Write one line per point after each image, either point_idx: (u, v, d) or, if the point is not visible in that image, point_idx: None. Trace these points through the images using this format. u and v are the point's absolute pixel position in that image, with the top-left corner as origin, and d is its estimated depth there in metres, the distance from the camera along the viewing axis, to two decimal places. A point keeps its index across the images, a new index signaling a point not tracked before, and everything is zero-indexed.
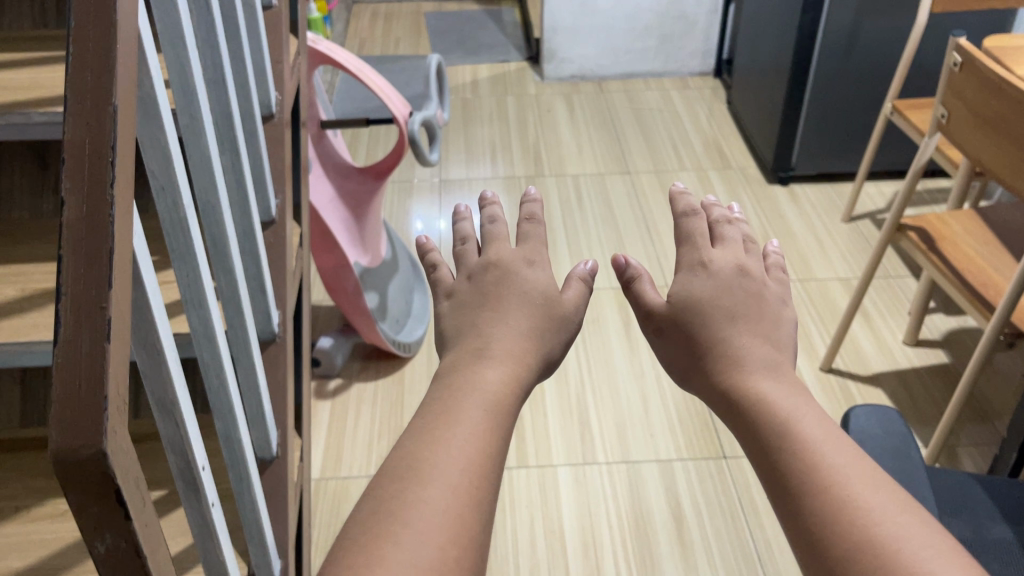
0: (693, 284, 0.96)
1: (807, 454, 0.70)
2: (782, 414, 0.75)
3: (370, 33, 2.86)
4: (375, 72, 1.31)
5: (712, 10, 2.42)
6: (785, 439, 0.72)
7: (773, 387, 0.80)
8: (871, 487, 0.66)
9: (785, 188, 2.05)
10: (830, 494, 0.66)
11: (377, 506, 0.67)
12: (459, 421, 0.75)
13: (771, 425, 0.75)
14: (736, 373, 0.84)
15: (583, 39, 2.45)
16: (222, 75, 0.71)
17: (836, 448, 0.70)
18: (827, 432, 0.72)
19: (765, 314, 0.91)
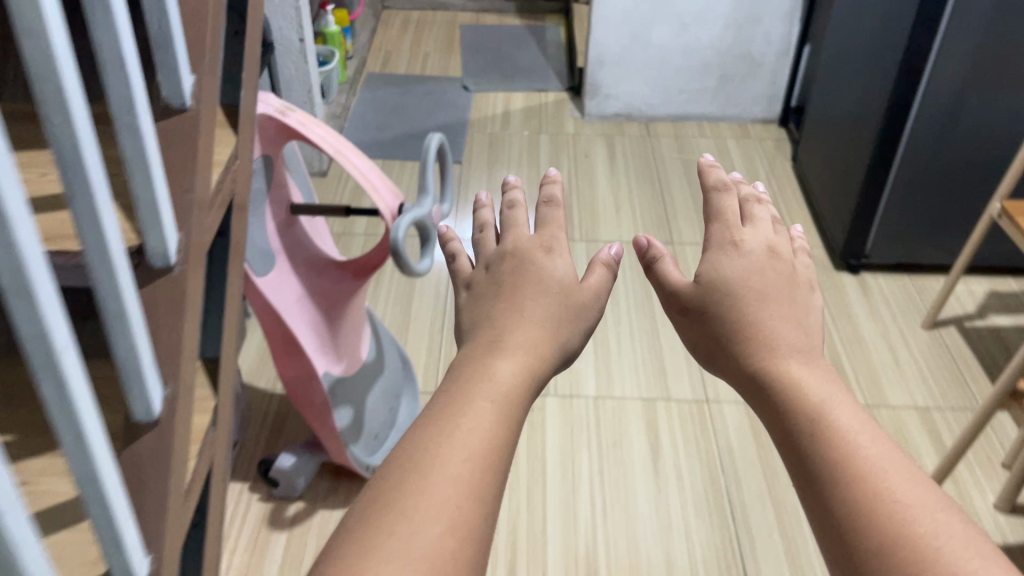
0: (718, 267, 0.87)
1: (842, 445, 0.62)
2: (813, 400, 0.67)
3: (395, 45, 2.58)
4: (359, 151, 1.04)
5: (783, 52, 2.11)
6: (816, 425, 0.65)
7: (805, 368, 0.72)
8: (906, 479, 0.59)
9: (855, 277, 1.75)
10: (861, 481, 0.59)
11: (378, 500, 0.57)
12: (468, 411, 0.65)
13: (801, 411, 0.67)
14: (769, 352, 0.75)
15: (633, 73, 2.15)
16: (31, 281, 0.41)
17: (868, 434, 0.63)
18: (860, 417, 0.65)
19: (798, 302, 0.82)
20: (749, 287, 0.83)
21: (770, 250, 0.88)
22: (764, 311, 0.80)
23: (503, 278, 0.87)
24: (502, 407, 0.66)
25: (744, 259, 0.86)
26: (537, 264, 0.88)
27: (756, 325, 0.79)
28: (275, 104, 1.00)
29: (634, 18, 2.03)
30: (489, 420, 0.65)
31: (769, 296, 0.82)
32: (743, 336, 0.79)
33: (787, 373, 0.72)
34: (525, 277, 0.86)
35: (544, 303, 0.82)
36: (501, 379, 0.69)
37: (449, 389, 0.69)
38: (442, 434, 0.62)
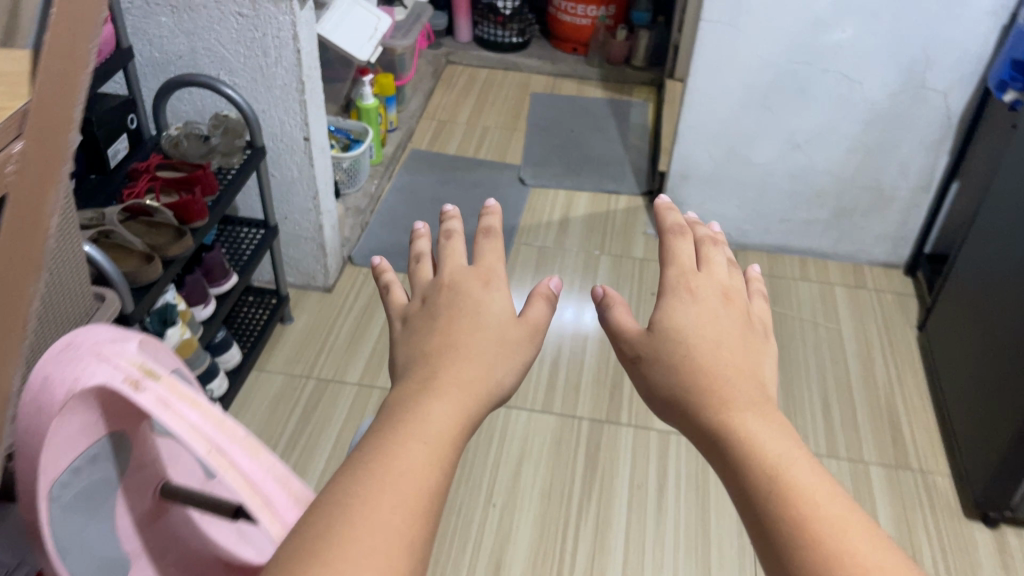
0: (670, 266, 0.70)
1: (806, 523, 0.43)
2: (764, 443, 0.49)
3: (450, 113, 2.21)
4: (250, 444, 0.56)
5: (922, 186, 1.66)
6: (779, 489, 0.45)
7: (764, 418, 0.51)
8: (876, 543, 0.42)
9: (991, 533, 1.29)
10: (827, 574, 0.41)
11: (299, 541, 0.41)
12: (403, 450, 0.47)
13: (757, 469, 0.47)
14: (719, 399, 0.53)
15: (727, 193, 1.74)
16: None
17: (824, 488, 0.45)
18: (827, 482, 0.46)
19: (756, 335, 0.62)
20: (703, 331, 0.59)
21: (724, 293, 0.65)
22: (743, 356, 0.58)
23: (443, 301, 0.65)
24: (440, 445, 0.48)
25: (700, 303, 0.61)
26: (481, 290, 0.65)
27: (723, 354, 0.57)
28: (129, 363, 0.52)
29: (734, 131, 1.65)
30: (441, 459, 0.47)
31: (734, 332, 0.60)
32: (683, 369, 0.56)
33: (740, 424, 0.51)
34: (476, 303, 0.63)
35: (483, 341, 0.59)
36: (435, 422, 0.50)
37: (390, 411, 0.50)
38: (386, 475, 0.44)
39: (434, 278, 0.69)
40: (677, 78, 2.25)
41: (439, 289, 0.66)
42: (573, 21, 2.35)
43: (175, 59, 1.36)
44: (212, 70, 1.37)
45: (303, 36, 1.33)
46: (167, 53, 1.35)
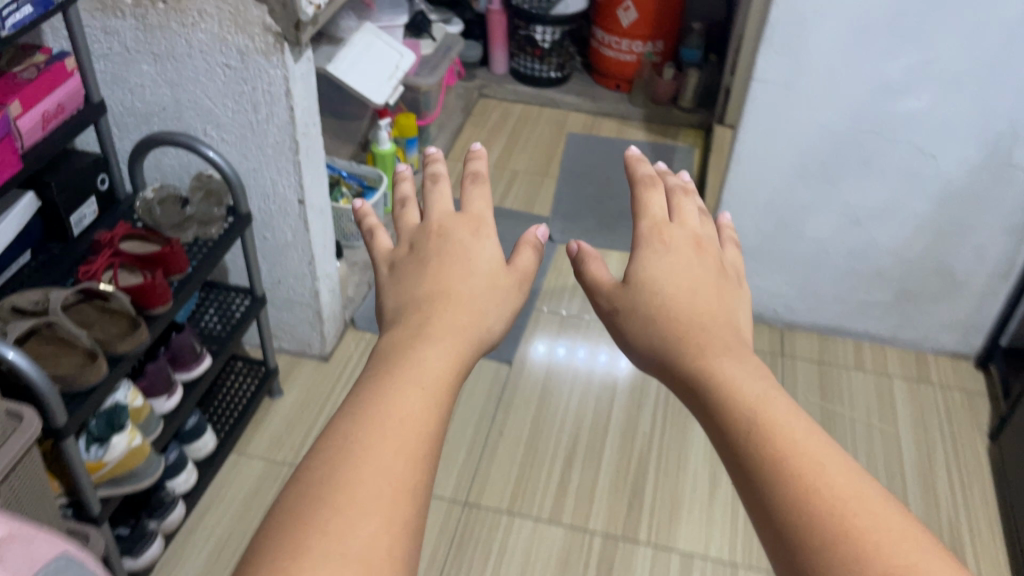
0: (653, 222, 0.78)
1: (785, 451, 0.51)
2: (744, 391, 0.56)
3: (479, 154, 2.05)
4: None
5: (1001, 274, 1.45)
6: (758, 418, 0.54)
7: (737, 364, 0.60)
8: (843, 472, 0.51)
9: None
10: (801, 484, 0.50)
11: None
12: (400, 397, 0.54)
13: (735, 404, 0.56)
14: (696, 350, 0.63)
15: (775, 268, 1.56)
16: None
17: (797, 425, 0.53)
18: (802, 418, 0.54)
19: (729, 296, 0.70)
20: (679, 289, 0.69)
21: (694, 250, 0.74)
22: (715, 311, 0.68)
23: (431, 255, 0.73)
24: (430, 394, 0.55)
25: (676, 252, 0.74)
26: (468, 246, 0.75)
27: (698, 312, 0.67)
28: None
29: (785, 202, 1.46)
30: (427, 403, 0.55)
31: (705, 287, 0.70)
32: (666, 317, 0.67)
33: (719, 375, 0.59)
34: (465, 257, 0.73)
35: (474, 290, 0.72)
36: (429, 367, 0.58)
37: (395, 366, 0.57)
38: (381, 421, 0.53)
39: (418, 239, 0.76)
40: (726, 123, 2.06)
41: (429, 241, 0.75)
42: (617, 57, 2.18)
43: (158, 110, 1.22)
44: (198, 124, 1.23)
45: (296, 90, 1.18)
46: (150, 105, 1.22)
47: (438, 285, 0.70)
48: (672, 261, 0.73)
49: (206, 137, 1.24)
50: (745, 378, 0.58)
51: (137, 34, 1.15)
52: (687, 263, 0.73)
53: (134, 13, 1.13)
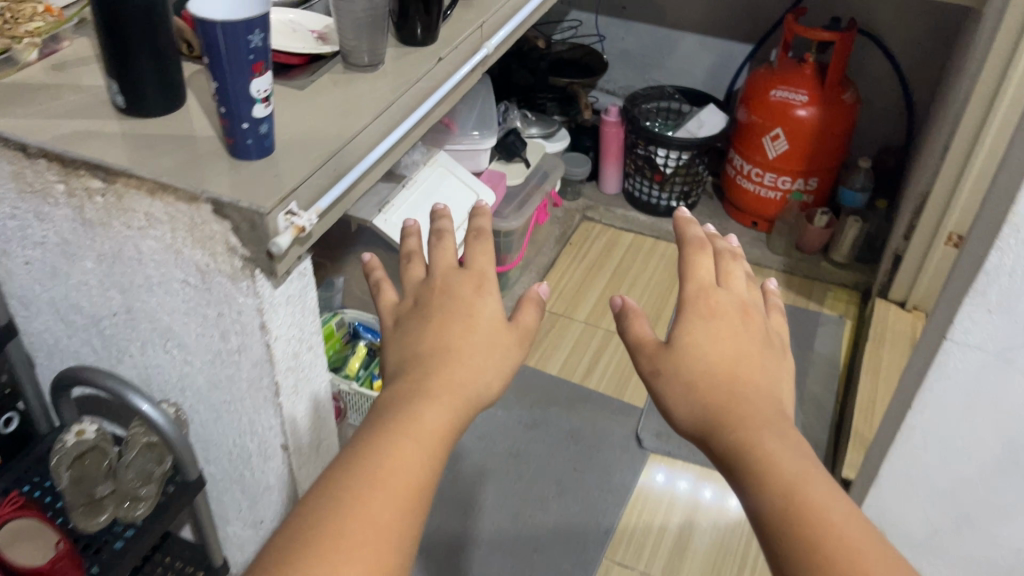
0: (698, 265, 0.71)
1: (822, 532, 0.51)
2: (784, 469, 0.54)
3: (570, 304, 1.67)
4: None
5: None
6: (790, 494, 0.53)
7: (778, 438, 0.57)
8: (885, 568, 0.50)
9: None
10: None
11: None
12: (394, 450, 0.56)
13: (768, 483, 0.54)
14: (728, 417, 0.59)
15: (949, 568, 1.10)
16: None
17: (837, 511, 0.52)
18: (837, 494, 0.54)
19: (771, 353, 0.65)
20: (721, 350, 0.63)
21: (743, 310, 0.67)
22: (762, 375, 0.63)
23: (433, 307, 0.67)
24: (427, 450, 0.57)
25: (716, 320, 0.65)
26: (476, 296, 0.68)
27: (739, 372, 0.62)
28: None
29: (977, 496, 1.01)
30: (421, 449, 0.57)
31: (753, 349, 0.64)
32: (703, 379, 0.61)
33: (751, 451, 0.56)
34: (470, 312, 0.66)
35: (472, 349, 0.63)
36: (430, 422, 0.58)
37: (399, 415, 0.58)
38: (376, 470, 0.54)
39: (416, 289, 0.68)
40: (891, 298, 1.60)
41: (434, 293, 0.68)
42: (757, 190, 1.76)
43: (108, 315, 0.92)
44: (156, 340, 0.91)
45: (277, 320, 0.84)
46: (99, 307, 0.92)
47: (442, 340, 0.64)
48: (717, 303, 0.67)
49: (166, 354, 0.92)
50: (780, 449, 0.56)
51: (75, 226, 0.85)
52: (729, 311, 0.67)
53: (69, 203, 0.82)
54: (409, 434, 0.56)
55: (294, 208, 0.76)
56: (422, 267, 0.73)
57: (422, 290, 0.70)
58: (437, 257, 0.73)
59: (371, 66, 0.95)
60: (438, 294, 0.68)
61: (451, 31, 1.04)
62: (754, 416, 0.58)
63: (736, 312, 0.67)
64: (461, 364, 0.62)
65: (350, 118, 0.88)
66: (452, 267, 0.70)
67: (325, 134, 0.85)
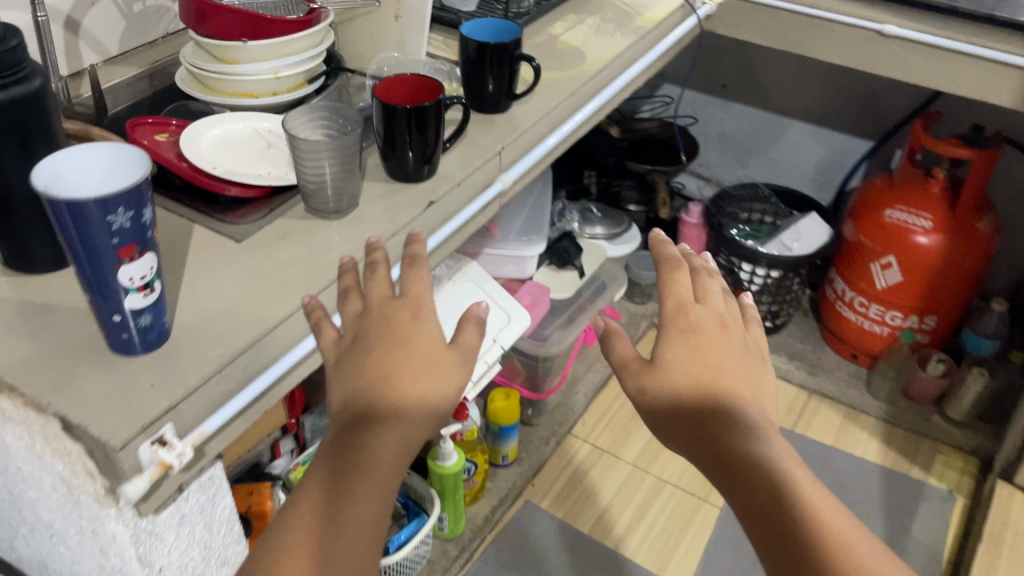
0: (681, 284, 0.69)
1: (796, 524, 0.52)
2: (776, 474, 0.54)
3: (619, 437, 1.42)
4: None
5: None
6: (769, 491, 0.54)
7: (766, 445, 0.57)
8: (877, 563, 0.52)
9: None
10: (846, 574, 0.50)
11: None
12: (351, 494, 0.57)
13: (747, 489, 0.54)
14: (708, 423, 0.58)
15: None
16: None
17: (831, 508, 0.53)
18: (826, 493, 0.54)
19: (761, 371, 0.63)
20: (706, 366, 0.61)
21: (722, 323, 0.65)
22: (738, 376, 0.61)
23: (377, 338, 0.63)
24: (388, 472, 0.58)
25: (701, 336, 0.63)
26: (412, 324, 0.63)
27: (716, 376, 0.61)
28: None
29: None
30: (377, 484, 0.57)
31: (728, 350, 0.63)
32: (685, 386, 0.61)
33: (725, 465, 0.56)
34: (408, 341, 0.62)
35: (430, 372, 0.62)
36: (384, 448, 0.58)
37: (346, 454, 0.58)
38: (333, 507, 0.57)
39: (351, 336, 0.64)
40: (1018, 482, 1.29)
41: (373, 330, 0.64)
42: (859, 322, 1.47)
43: None
44: (42, 531, 0.74)
45: (164, 549, 0.65)
46: None
47: (381, 372, 0.61)
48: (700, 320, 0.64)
49: (55, 548, 0.74)
50: (769, 453, 0.56)
51: None
52: (714, 337, 0.64)
53: None
54: (356, 466, 0.57)
55: (166, 433, 0.57)
56: (358, 301, 0.67)
57: (363, 322, 0.65)
58: (371, 288, 0.67)
59: (337, 212, 0.76)
60: (377, 326, 0.63)
61: (455, 165, 0.84)
62: (744, 423, 0.58)
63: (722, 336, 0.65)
64: (403, 391, 0.60)
65: (284, 290, 0.68)
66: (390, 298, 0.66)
67: (245, 315, 0.65)
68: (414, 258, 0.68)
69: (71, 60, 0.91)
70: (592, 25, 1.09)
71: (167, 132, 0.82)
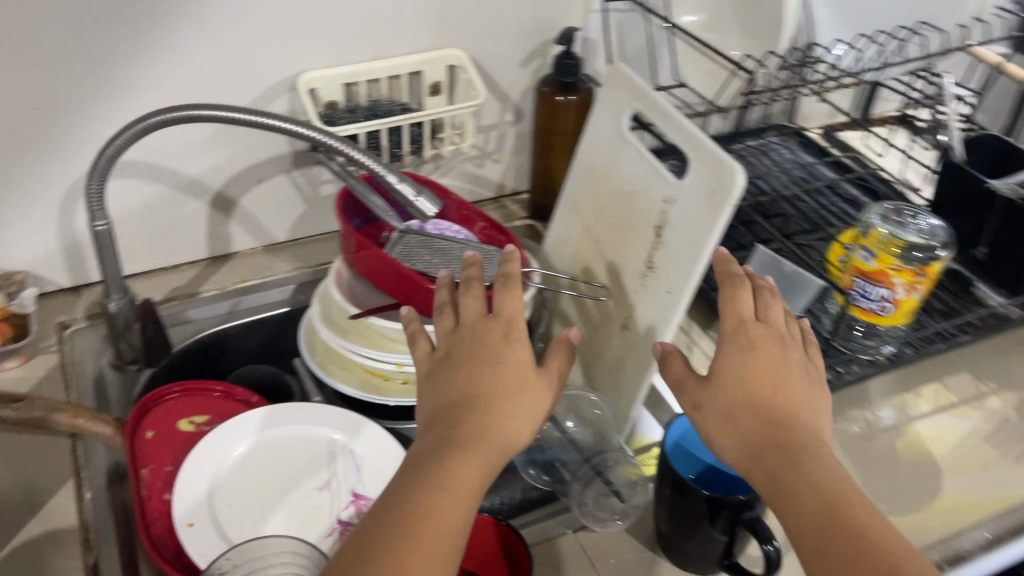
0: (741, 288, 0.45)
1: None
2: (845, 502, 0.34)
3: None
4: None
5: None
6: (852, 555, 0.32)
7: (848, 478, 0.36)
8: None
9: None
10: None
11: None
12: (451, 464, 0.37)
13: (824, 537, 0.33)
14: (779, 456, 0.37)
15: None
16: None
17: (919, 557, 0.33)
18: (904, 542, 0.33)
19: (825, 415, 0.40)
20: (788, 399, 0.40)
21: (786, 343, 0.42)
22: (812, 411, 0.40)
23: (465, 358, 0.42)
24: (468, 477, 0.37)
25: (763, 360, 0.41)
26: (503, 345, 0.42)
27: (788, 407, 0.39)
28: None
29: None
30: (464, 506, 0.36)
31: (796, 384, 0.41)
32: (749, 411, 0.39)
33: (798, 503, 0.35)
34: (498, 358, 0.42)
35: (513, 385, 0.41)
36: (482, 447, 0.38)
37: (426, 468, 0.37)
38: (423, 526, 0.35)
39: (432, 354, 0.44)
40: None
41: (464, 345, 0.43)
42: None
43: None
44: None
45: None
46: None
47: (472, 386, 0.41)
48: (760, 332, 0.42)
49: None
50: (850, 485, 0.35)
51: None
52: (775, 357, 0.41)
53: None
54: (474, 451, 0.38)
55: None
56: (449, 317, 0.46)
57: (451, 339, 0.44)
58: (463, 303, 0.46)
59: None
60: (462, 347, 0.43)
61: None
62: (821, 453, 0.37)
63: (788, 362, 0.42)
64: (505, 404, 0.40)
65: None
66: (478, 316, 0.45)
67: None
68: (508, 275, 0.47)
69: (218, 244, 0.71)
70: (993, 416, 0.62)
71: (203, 416, 0.57)
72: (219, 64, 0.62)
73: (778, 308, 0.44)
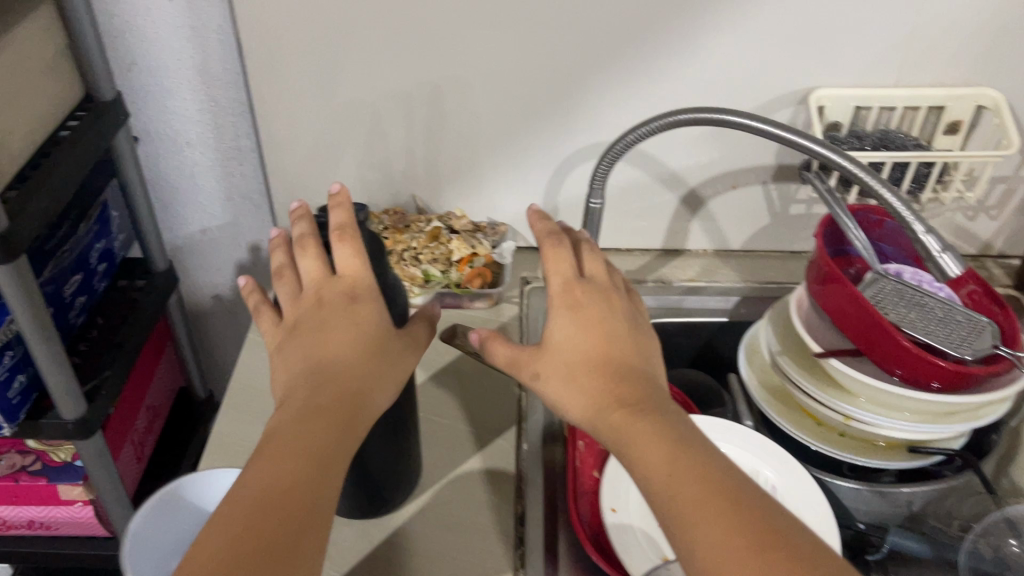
0: (558, 246, 0.44)
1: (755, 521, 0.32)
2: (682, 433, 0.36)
3: None
4: None
5: None
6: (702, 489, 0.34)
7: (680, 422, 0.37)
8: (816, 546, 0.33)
9: None
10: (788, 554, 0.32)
11: None
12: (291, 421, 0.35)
13: (691, 495, 0.33)
14: (626, 402, 0.38)
15: None
16: None
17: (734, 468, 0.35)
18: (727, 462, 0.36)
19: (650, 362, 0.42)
20: (606, 348, 0.40)
21: (611, 295, 0.43)
22: (646, 361, 0.41)
23: (310, 330, 0.39)
24: (323, 424, 0.36)
25: (586, 311, 0.41)
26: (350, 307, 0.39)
27: (625, 360, 0.40)
28: None
29: None
30: (323, 450, 0.35)
31: (624, 340, 0.41)
32: (592, 369, 0.39)
33: (647, 462, 0.35)
34: (352, 321, 0.39)
35: (340, 337, 0.39)
36: (322, 377, 0.37)
37: (278, 438, 0.35)
38: (276, 477, 0.33)
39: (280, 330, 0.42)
40: None
41: (311, 313, 0.40)
42: None
43: None
44: None
45: None
46: None
47: (319, 361, 0.38)
48: (578, 289, 0.42)
49: None
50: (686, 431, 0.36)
51: None
52: (601, 316, 0.41)
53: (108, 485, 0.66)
54: (316, 400, 0.36)
55: None
56: (290, 278, 0.43)
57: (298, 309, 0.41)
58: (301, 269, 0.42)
59: None
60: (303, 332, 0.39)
61: None
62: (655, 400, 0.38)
63: (596, 310, 0.41)
64: (339, 348, 0.38)
65: None
66: (313, 285, 0.41)
67: None
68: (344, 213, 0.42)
69: (674, 237, 0.72)
70: None
71: None
72: (737, 65, 0.61)
73: (595, 260, 0.44)
